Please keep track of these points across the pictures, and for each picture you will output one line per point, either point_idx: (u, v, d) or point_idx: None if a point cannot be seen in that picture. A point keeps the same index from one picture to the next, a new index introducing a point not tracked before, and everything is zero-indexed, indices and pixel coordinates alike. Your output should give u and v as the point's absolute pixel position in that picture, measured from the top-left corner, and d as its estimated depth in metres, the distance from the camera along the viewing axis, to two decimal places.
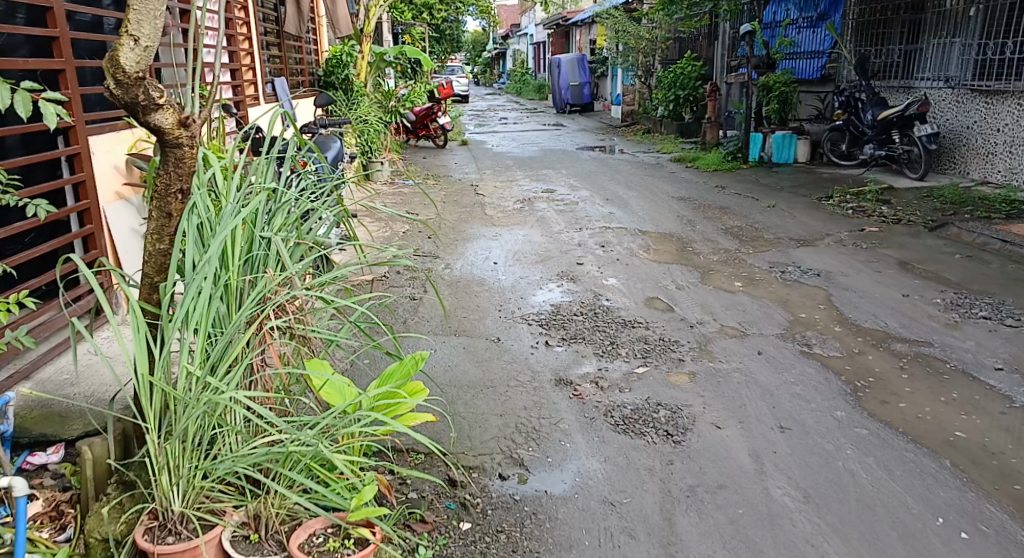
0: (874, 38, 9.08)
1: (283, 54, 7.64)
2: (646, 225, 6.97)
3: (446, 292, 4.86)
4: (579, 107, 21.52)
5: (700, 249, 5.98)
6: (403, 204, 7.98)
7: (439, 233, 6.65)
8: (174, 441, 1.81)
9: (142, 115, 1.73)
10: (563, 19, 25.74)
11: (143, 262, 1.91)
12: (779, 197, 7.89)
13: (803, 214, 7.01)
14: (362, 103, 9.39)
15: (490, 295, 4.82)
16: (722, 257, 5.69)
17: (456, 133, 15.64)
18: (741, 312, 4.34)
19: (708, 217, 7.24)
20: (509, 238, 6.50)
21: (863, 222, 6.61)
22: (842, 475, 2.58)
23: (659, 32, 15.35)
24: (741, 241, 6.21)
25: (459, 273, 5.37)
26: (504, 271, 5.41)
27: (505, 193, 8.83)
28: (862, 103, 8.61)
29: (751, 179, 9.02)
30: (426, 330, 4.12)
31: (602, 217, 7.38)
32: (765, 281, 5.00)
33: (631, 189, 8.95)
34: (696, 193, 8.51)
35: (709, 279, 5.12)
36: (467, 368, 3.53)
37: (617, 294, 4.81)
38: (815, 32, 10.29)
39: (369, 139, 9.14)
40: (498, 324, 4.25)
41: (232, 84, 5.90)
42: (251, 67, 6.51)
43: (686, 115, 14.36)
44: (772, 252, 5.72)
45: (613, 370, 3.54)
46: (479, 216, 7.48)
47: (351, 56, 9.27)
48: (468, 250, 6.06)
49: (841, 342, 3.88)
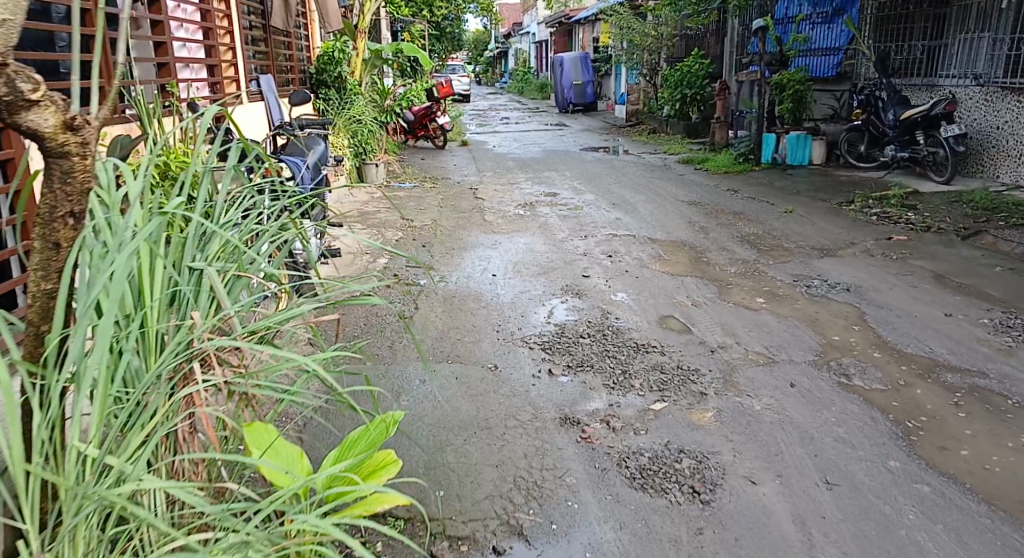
0: (895, 34, 8.64)
1: (270, 50, 7.27)
2: (655, 232, 6.54)
3: (440, 310, 4.42)
4: (581, 107, 21.09)
5: (715, 259, 5.54)
6: (398, 209, 7.58)
7: (435, 242, 6.22)
8: (60, 544, 1.38)
9: (8, 114, 1.28)
10: (566, 17, 25.30)
11: (23, 306, 1.46)
12: (796, 201, 7.45)
13: (824, 221, 6.57)
14: (356, 102, 8.97)
15: (487, 313, 4.38)
16: (740, 269, 5.25)
17: (456, 133, 15.24)
18: (767, 334, 3.90)
19: (722, 223, 6.81)
20: (509, 247, 6.07)
21: (889, 230, 6.16)
22: (908, 551, 2.14)
23: (665, 29, 14.95)
24: (759, 250, 5.78)
25: (454, 286, 4.93)
26: (504, 285, 4.97)
27: (505, 196, 8.41)
28: (883, 102, 8.18)
29: (764, 181, 8.59)
30: (414, 355, 3.68)
31: (609, 223, 6.94)
32: (790, 297, 4.56)
33: (638, 193, 8.51)
34: (707, 197, 8.08)
35: (728, 294, 4.68)
36: (459, 403, 3.09)
37: (627, 312, 4.37)
38: (830, 28, 9.84)
39: (363, 140, 8.74)
40: (496, 348, 3.81)
41: (209, 82, 5.48)
42: (232, 64, 6.09)
43: (693, 114, 13.92)
44: (794, 264, 5.29)
45: (626, 406, 3.10)
46: (478, 221, 7.07)
47: (345, 53, 8.84)
48: (465, 260, 5.64)
49: (883, 372, 3.44)
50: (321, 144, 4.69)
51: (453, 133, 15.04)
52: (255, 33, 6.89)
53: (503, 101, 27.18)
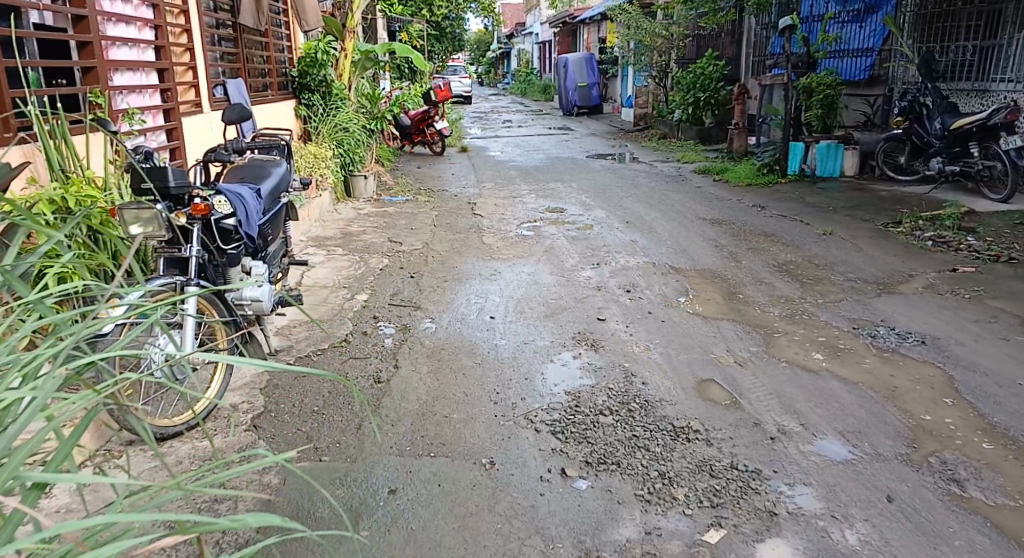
0: (939, 33, 7.84)
1: (241, 50, 6.47)
2: (678, 259, 5.73)
3: (426, 370, 3.57)
4: (585, 110, 20.28)
5: (753, 297, 4.71)
6: (386, 229, 6.80)
7: (426, 272, 5.42)
8: None
9: None
10: (570, 16, 24.37)
11: None
12: (834, 221, 6.63)
13: (871, 247, 5.76)
14: (342, 109, 8.16)
15: (483, 374, 3.54)
16: (785, 310, 4.44)
17: (456, 138, 14.43)
18: (838, 412, 3.08)
19: (753, 247, 6.00)
20: (510, 279, 5.24)
21: (950, 259, 5.34)
22: None
23: (676, 29, 14.15)
24: (803, 284, 4.96)
25: (445, 335, 4.09)
26: (506, 333, 4.13)
27: (507, 212, 7.61)
28: (927, 110, 7.38)
29: (794, 196, 7.77)
30: (389, 445, 2.84)
31: (624, 247, 6.12)
32: (855, 353, 3.74)
33: (654, 208, 7.69)
34: (731, 214, 7.26)
35: (776, 347, 3.85)
36: (439, 534, 2.26)
37: (656, 374, 3.52)
38: (861, 26, 9.02)
39: (349, 150, 7.97)
40: (494, 430, 2.98)
41: (159, 88, 4.68)
42: (190, 66, 5.29)
43: (706, 119, 13.10)
44: (850, 306, 4.48)
45: (670, 537, 2.27)
46: (476, 244, 6.26)
47: (330, 53, 7.92)
48: (459, 296, 4.85)
49: (1003, 473, 2.62)
50: (282, 166, 3.85)
51: (451, 138, 14.23)
52: (222, 32, 6.10)
53: (506, 104, 26.38)
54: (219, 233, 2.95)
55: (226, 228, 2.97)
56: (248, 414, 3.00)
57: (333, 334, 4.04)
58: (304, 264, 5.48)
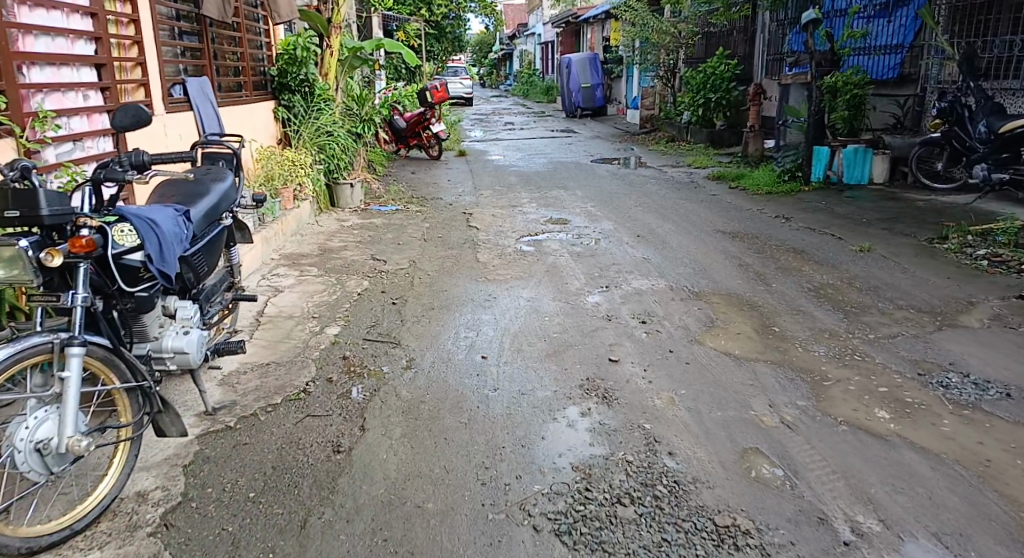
0: (980, 27, 7.16)
1: (207, 47, 5.84)
2: (698, 281, 5.04)
3: (398, 436, 2.87)
4: (589, 112, 19.66)
5: (791, 331, 4.02)
6: (370, 244, 6.13)
7: (411, 296, 4.75)
8: None
9: None
10: (573, 16, 23.71)
11: None
12: (870, 235, 5.95)
13: (918, 268, 5.06)
14: (327, 111, 7.48)
15: (470, 439, 2.84)
16: (832, 350, 3.75)
17: (452, 141, 13.74)
18: (927, 502, 2.38)
19: (782, 267, 5.32)
20: (506, 306, 4.55)
21: (1013, 283, 4.65)
22: None
23: (685, 26, 13.56)
24: (847, 314, 4.27)
25: (426, 382, 3.40)
26: (500, 380, 3.42)
27: (505, 224, 6.94)
28: (969, 111, 6.77)
29: (820, 206, 7.08)
30: (340, 556, 2.15)
31: (635, 266, 5.45)
32: (928, 411, 3.04)
33: (666, 220, 7.01)
34: (753, 227, 6.58)
35: (829, 402, 3.16)
36: None
37: (685, 439, 2.81)
38: (889, 21, 8.31)
39: (333, 154, 7.33)
40: (480, 527, 2.28)
41: (97, 86, 4.02)
42: (139, 62, 4.64)
43: (718, 122, 12.40)
44: (908, 344, 3.79)
45: None
46: (469, 262, 5.59)
47: (310, 50, 7.28)
48: (446, 327, 4.17)
49: None
50: (227, 182, 3.20)
51: (449, 140, 13.57)
52: (185, 26, 5.49)
53: (506, 105, 25.78)
54: (121, 272, 2.29)
55: (131, 266, 2.31)
56: (158, 508, 2.33)
57: (289, 383, 3.33)
58: (271, 288, 4.80)
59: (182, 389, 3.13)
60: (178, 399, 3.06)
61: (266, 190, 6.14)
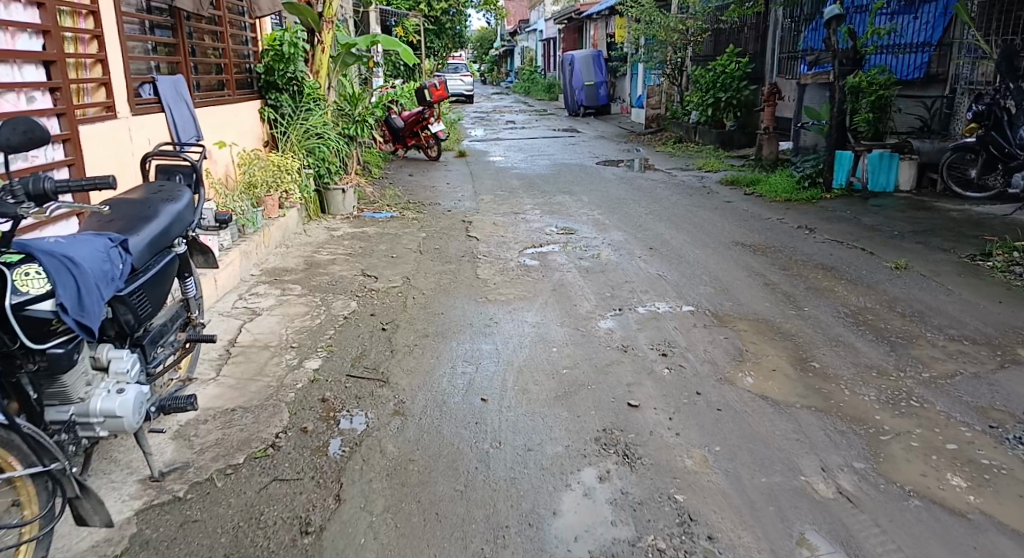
0: (1018, 23, 6.68)
1: (182, 42, 5.33)
2: (721, 303, 4.56)
3: (380, 511, 2.39)
4: (592, 110, 19.15)
5: (833, 368, 3.54)
6: (360, 257, 5.65)
7: (403, 321, 4.26)
8: None
9: None
10: (575, 12, 23.17)
11: None
12: (905, 250, 5.47)
13: (965, 290, 4.59)
14: (316, 111, 6.97)
15: (466, 516, 2.36)
16: (884, 393, 3.27)
17: (452, 141, 13.24)
18: None
19: (812, 287, 4.84)
20: (508, 333, 4.07)
21: None
22: None
23: (693, 23, 13.07)
24: (893, 347, 3.79)
25: (416, 434, 2.91)
26: (503, 431, 2.93)
27: (507, 234, 6.46)
28: (1009, 115, 6.33)
29: (845, 216, 6.61)
30: None
31: (650, 284, 4.97)
32: (1012, 478, 2.57)
33: (681, 230, 6.52)
34: (775, 239, 6.10)
35: (891, 464, 2.69)
36: None
37: (726, 519, 2.34)
38: (915, 18, 7.83)
39: (323, 157, 6.85)
40: None
41: (44, 86, 3.54)
42: (100, 59, 4.15)
43: (728, 122, 11.90)
44: (970, 386, 3.31)
45: None
46: (468, 279, 5.10)
47: (299, 46, 6.74)
48: (440, 359, 3.69)
49: None
50: (181, 201, 2.70)
51: (449, 140, 13.09)
52: (157, 18, 4.98)
53: (507, 103, 25.29)
54: (26, 325, 1.84)
55: (40, 318, 1.86)
56: None
57: (255, 436, 2.83)
58: (247, 310, 4.31)
59: (127, 448, 2.66)
60: (121, 459, 2.59)
61: (247, 199, 5.65)
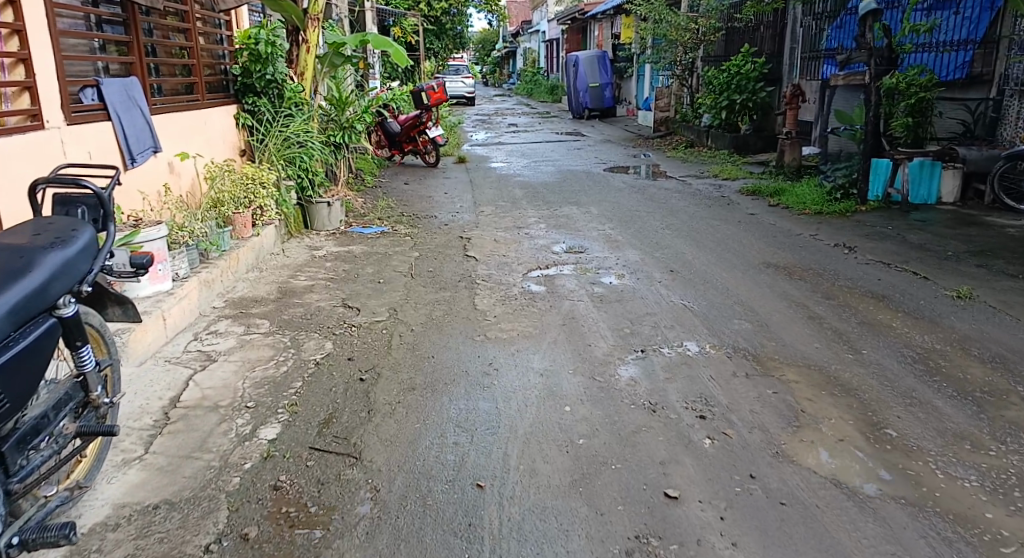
0: None
1: (139, 38, 4.65)
2: (763, 343, 3.87)
3: None
4: (597, 113, 18.46)
5: (915, 439, 2.84)
6: (342, 282, 4.98)
7: (386, 368, 3.57)
8: None
9: None
10: (580, 12, 22.49)
11: None
12: (965, 275, 4.78)
13: None
14: (298, 116, 6.32)
15: None
16: (989, 476, 2.58)
17: (451, 146, 12.58)
18: None
19: (866, 321, 4.15)
20: (510, 385, 3.38)
21: None
22: None
23: (705, 22, 12.42)
24: (983, 406, 3.10)
25: (390, 544, 2.23)
26: (504, 540, 2.25)
27: (511, 253, 5.78)
28: None
29: (887, 232, 5.92)
30: None
31: (676, 318, 4.27)
32: None
33: (703, 248, 5.83)
34: (812, 259, 5.40)
35: None
36: None
37: None
38: (957, 13, 7.17)
39: (306, 167, 6.20)
40: None
41: None
42: (22, 58, 3.48)
43: (743, 126, 11.23)
44: None
45: None
46: (464, 311, 4.42)
47: (277, 44, 6.08)
48: (426, 424, 3.00)
49: None
50: (77, 244, 2.03)
51: (448, 146, 12.42)
52: (105, 11, 4.32)
53: (509, 106, 24.59)
54: None
55: None
56: None
57: (176, 552, 2.16)
58: (201, 356, 3.63)
59: None
60: None
61: (213, 217, 4.98)
